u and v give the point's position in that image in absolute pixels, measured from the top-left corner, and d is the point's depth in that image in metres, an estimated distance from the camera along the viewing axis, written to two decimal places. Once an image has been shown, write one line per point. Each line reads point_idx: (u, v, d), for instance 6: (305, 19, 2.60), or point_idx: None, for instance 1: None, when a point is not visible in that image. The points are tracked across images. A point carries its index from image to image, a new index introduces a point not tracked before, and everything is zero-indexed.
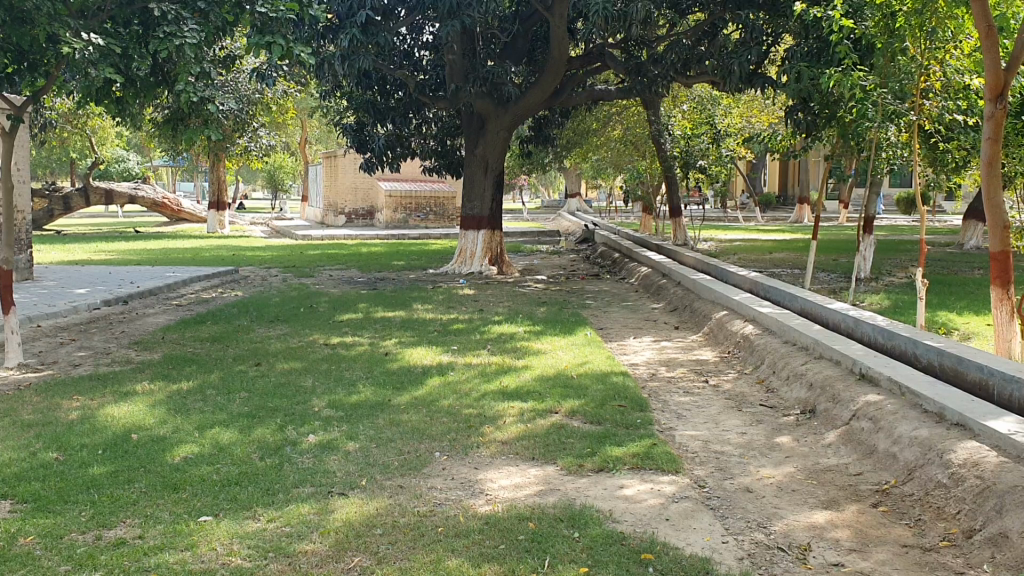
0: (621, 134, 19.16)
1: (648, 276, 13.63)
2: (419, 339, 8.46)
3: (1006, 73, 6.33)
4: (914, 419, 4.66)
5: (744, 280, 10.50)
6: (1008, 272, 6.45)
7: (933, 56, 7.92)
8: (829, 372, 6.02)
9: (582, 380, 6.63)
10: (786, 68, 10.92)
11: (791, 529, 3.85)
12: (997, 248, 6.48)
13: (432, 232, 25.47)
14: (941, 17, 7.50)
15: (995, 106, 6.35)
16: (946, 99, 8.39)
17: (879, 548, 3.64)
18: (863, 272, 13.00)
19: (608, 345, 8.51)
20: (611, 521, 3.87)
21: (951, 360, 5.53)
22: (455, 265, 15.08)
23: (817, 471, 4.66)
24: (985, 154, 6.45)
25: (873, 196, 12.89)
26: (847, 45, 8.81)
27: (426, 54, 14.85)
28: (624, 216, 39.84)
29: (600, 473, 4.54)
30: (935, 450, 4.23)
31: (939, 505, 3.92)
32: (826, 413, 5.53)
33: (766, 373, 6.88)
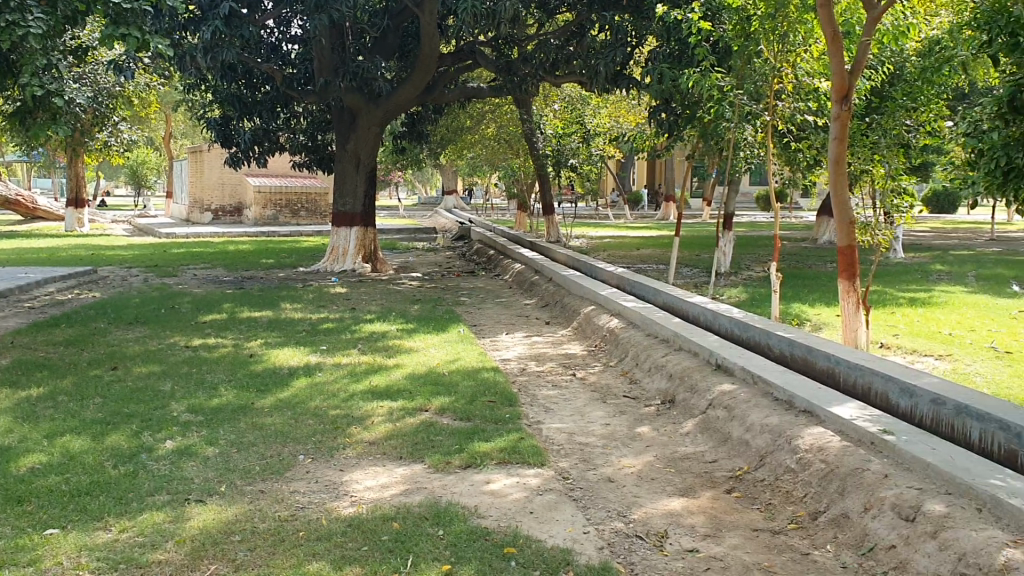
0: (494, 132, 19.18)
1: (522, 272, 13.74)
2: (286, 339, 8.30)
3: (850, 75, 6.77)
4: (764, 407, 4.86)
5: (611, 276, 10.74)
6: (854, 265, 6.94)
7: (786, 59, 8.33)
8: (687, 363, 6.22)
9: (451, 377, 6.63)
10: (648, 69, 11.15)
11: (649, 517, 3.95)
12: (844, 242, 6.96)
13: (303, 229, 25.00)
14: (792, 22, 7.95)
15: (841, 107, 6.79)
16: (798, 100, 8.81)
17: (731, 532, 3.77)
18: (723, 266, 13.68)
19: (480, 341, 8.53)
20: (476, 517, 3.89)
21: (801, 349, 5.81)
22: (327, 263, 14.84)
23: (674, 460, 4.80)
24: (831, 153, 6.87)
25: (732, 193, 13.64)
26: (706, 47, 9.18)
27: (294, 48, 14.54)
28: (498, 213, 40.12)
29: (467, 469, 4.56)
30: (784, 436, 4.41)
31: (787, 489, 4.09)
32: (684, 402, 5.71)
33: (630, 365, 7.04)
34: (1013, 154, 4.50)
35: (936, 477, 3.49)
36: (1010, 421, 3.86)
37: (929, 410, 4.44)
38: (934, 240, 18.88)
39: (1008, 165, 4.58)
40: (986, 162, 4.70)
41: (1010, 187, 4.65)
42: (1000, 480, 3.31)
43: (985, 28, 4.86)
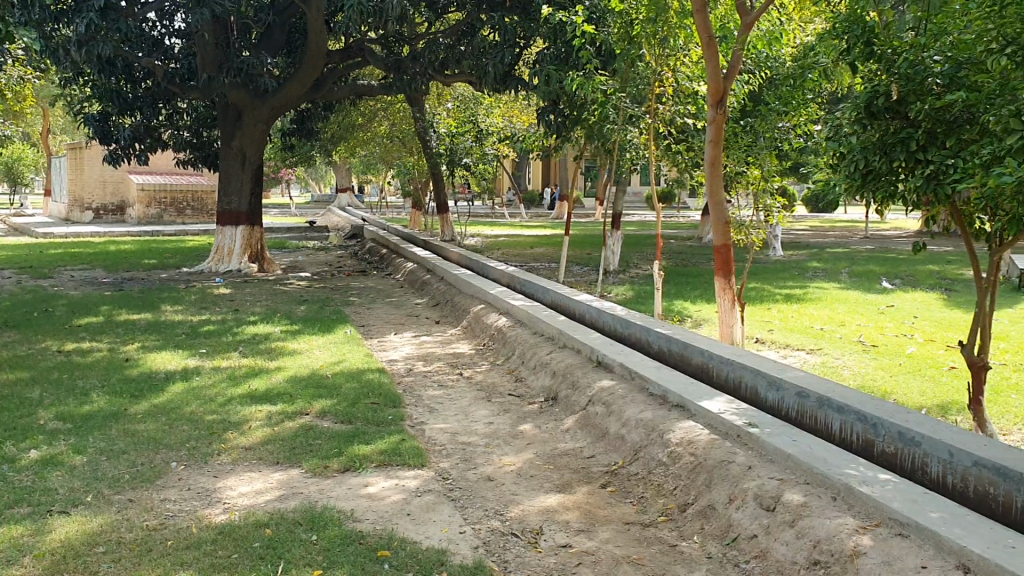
0: (387, 130, 18.94)
1: (413, 271, 13.67)
2: (165, 342, 8.06)
3: (724, 80, 6.99)
4: (640, 402, 4.98)
5: (501, 275, 10.78)
6: (729, 262, 7.16)
7: (666, 63, 8.55)
8: (569, 360, 6.32)
9: (335, 379, 6.55)
10: (536, 70, 11.22)
11: (525, 514, 3.99)
12: (720, 241, 7.18)
13: (189, 228, 24.29)
14: (672, 28, 8.17)
15: (716, 110, 7.00)
16: (677, 104, 8.98)
17: (604, 527, 3.85)
18: (611, 265, 13.93)
19: (366, 342, 8.46)
20: (351, 521, 3.86)
21: (678, 345, 5.98)
22: (211, 264, 14.43)
23: (553, 456, 4.87)
24: (707, 155, 7.07)
25: (621, 193, 13.91)
26: (590, 50, 9.35)
27: (177, 43, 14.10)
28: (393, 211, 39.81)
29: (345, 473, 4.52)
30: (656, 430, 4.53)
31: (659, 482, 4.20)
32: (566, 399, 5.79)
33: (515, 363, 7.10)
34: (869, 157, 4.65)
35: (795, 468, 3.64)
36: (867, 412, 4.05)
37: (794, 402, 4.61)
38: (812, 239, 19.61)
39: (865, 168, 4.73)
40: (844, 165, 4.83)
41: (868, 190, 4.80)
42: (854, 469, 3.47)
43: (843, 37, 5.02)
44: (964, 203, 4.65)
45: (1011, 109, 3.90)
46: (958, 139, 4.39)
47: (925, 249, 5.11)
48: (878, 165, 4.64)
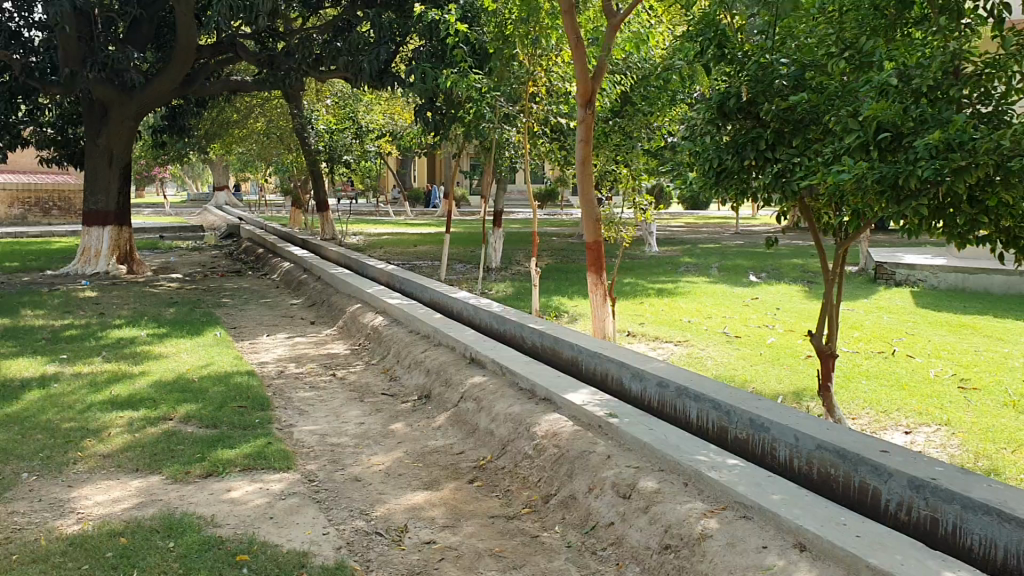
0: (264, 127, 18.23)
1: (290, 271, 13.44)
2: (22, 349, 7.70)
3: (593, 80, 7.12)
4: (509, 397, 5.04)
5: (380, 273, 10.72)
6: (601, 259, 7.31)
7: (539, 63, 8.67)
8: (443, 358, 6.34)
9: (202, 383, 6.39)
10: (411, 68, 11.20)
11: (390, 513, 4.00)
12: (591, 238, 7.32)
13: (56, 229, 23.25)
14: (544, 28, 8.25)
15: (585, 111, 7.12)
16: (551, 103, 9.17)
17: (468, 521, 3.89)
18: (492, 262, 14.02)
19: (238, 344, 8.28)
20: (211, 527, 3.78)
21: (549, 339, 6.07)
22: (77, 265, 13.82)
23: (422, 454, 4.88)
24: (578, 154, 7.19)
25: (500, 192, 14.02)
26: (464, 49, 9.38)
27: (38, 35, 13.46)
28: (274, 210, 39.01)
29: (207, 478, 4.42)
30: (523, 425, 4.60)
31: (524, 475, 4.27)
32: (438, 397, 5.82)
33: (390, 362, 7.08)
34: (723, 156, 4.80)
35: (651, 456, 3.76)
36: (721, 399, 4.21)
37: (656, 392, 4.75)
38: (686, 234, 20.18)
39: (719, 166, 4.88)
40: (699, 163, 4.97)
41: (721, 188, 4.96)
42: (705, 455, 3.60)
43: (697, 40, 5.17)
44: (811, 200, 4.85)
45: (850, 110, 4.11)
46: (804, 138, 4.58)
47: (776, 244, 5.29)
48: (731, 164, 4.80)
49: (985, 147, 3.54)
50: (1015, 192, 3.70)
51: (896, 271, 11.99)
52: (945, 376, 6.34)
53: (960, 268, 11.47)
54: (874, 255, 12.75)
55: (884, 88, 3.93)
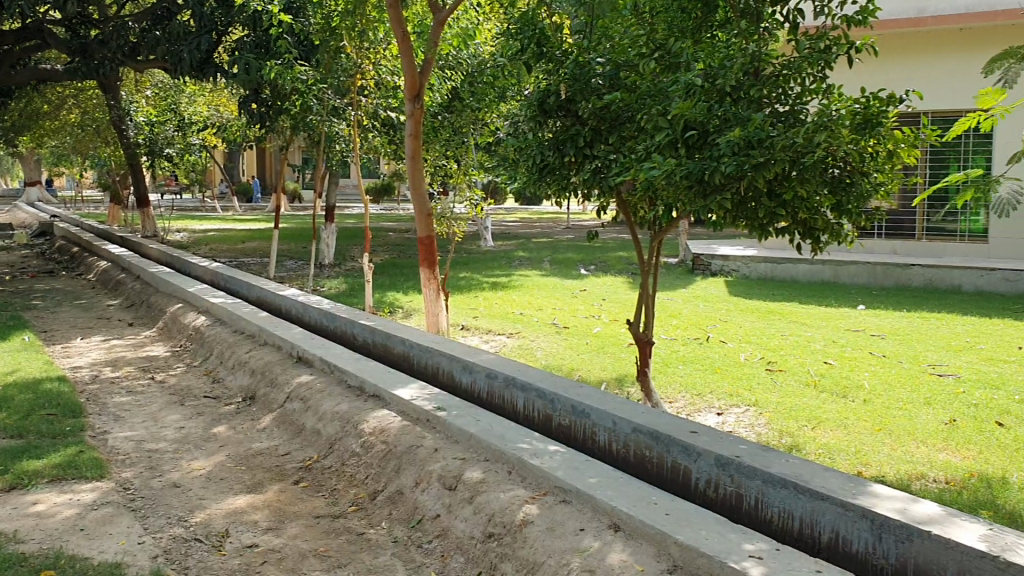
0: (77, 119, 17.31)
1: (107, 270, 12.76)
2: None
3: (421, 75, 7.12)
4: (336, 395, 4.98)
5: (204, 271, 10.34)
6: (433, 253, 7.33)
7: (366, 55, 8.64)
8: (269, 357, 6.19)
9: (6, 392, 5.98)
10: (235, 59, 10.85)
11: (211, 518, 3.88)
12: (423, 233, 7.33)
13: None
14: (371, 21, 8.20)
15: (414, 105, 7.12)
16: (379, 96, 9.15)
17: (292, 522, 3.83)
18: (325, 258, 13.79)
19: (48, 349, 7.80)
20: (12, 543, 3.55)
21: (380, 335, 6.04)
22: None
23: (246, 457, 4.76)
24: (407, 148, 7.17)
25: (331, 187, 13.81)
26: (289, 41, 9.18)
27: None
28: (91, 206, 36.88)
29: (10, 492, 4.15)
30: (350, 422, 4.56)
31: (351, 473, 4.24)
32: (264, 398, 5.68)
33: (214, 364, 6.85)
34: (545, 153, 4.91)
35: (476, 447, 3.81)
36: (545, 388, 4.31)
37: (484, 384, 4.81)
38: (519, 229, 20.50)
39: (542, 162, 4.99)
40: (522, 160, 5.06)
41: (544, 184, 5.07)
42: (528, 443, 3.68)
43: (517, 39, 5.26)
44: (629, 195, 5.03)
45: (660, 109, 4.29)
46: (621, 135, 4.74)
47: (595, 237, 5.46)
48: (553, 160, 4.91)
49: (781, 144, 3.79)
50: (808, 185, 3.97)
51: (713, 262, 12.63)
52: (755, 359, 6.73)
53: (770, 258, 12.18)
54: (693, 247, 13.37)
55: (691, 87, 4.12)
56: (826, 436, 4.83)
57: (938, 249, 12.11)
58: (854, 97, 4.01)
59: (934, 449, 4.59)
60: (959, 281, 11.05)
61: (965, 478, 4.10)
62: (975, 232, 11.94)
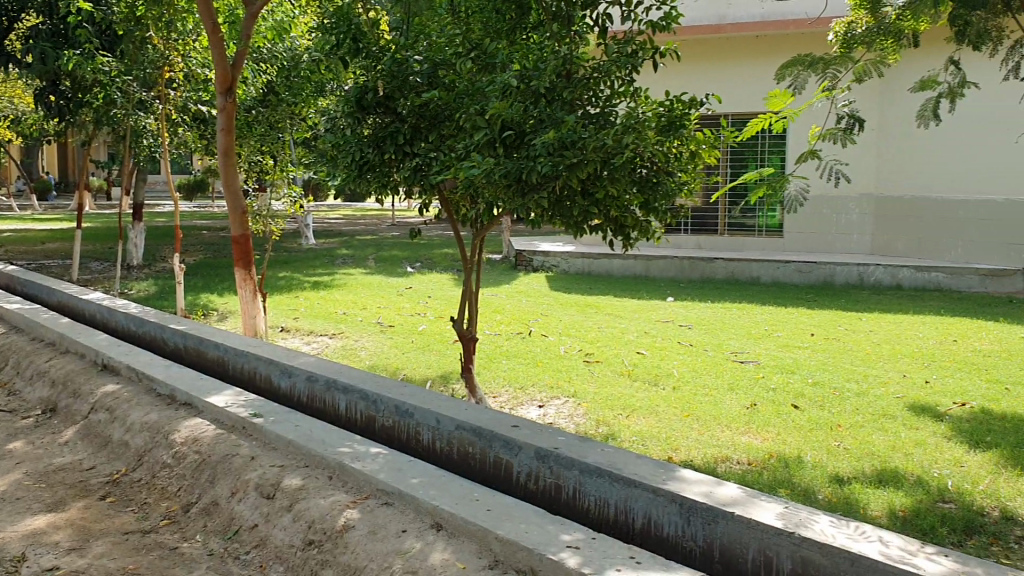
0: None
1: None
2: None
3: (232, 68, 6.86)
4: (145, 404, 4.75)
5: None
6: (249, 253, 7.10)
7: (175, 46, 8.27)
8: (72, 366, 5.82)
9: None
10: (28, 47, 10.11)
11: (5, 542, 3.61)
12: (238, 231, 7.09)
13: None
14: (179, 12, 7.85)
15: (225, 98, 6.85)
16: (189, 90, 8.79)
17: (98, 541, 3.62)
18: (134, 259, 13.10)
19: None
20: None
21: (194, 340, 5.79)
22: None
23: (46, 473, 4.46)
24: (220, 143, 6.91)
25: (139, 184, 13.13)
26: (88, 30, 8.66)
27: None
28: None
29: None
30: (161, 433, 4.35)
31: (163, 485, 4.05)
32: (65, 410, 5.33)
33: (9, 374, 6.37)
34: (364, 150, 4.83)
35: (295, 453, 3.72)
36: (368, 390, 4.26)
37: (305, 387, 4.70)
38: (341, 227, 20.19)
39: (361, 160, 4.90)
40: (340, 157, 4.95)
41: (364, 182, 4.97)
42: (349, 446, 3.63)
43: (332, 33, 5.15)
44: (449, 192, 5.03)
45: (478, 107, 4.31)
46: (440, 133, 4.74)
47: (416, 236, 5.39)
48: (371, 157, 4.84)
49: (593, 145, 3.93)
50: (619, 184, 4.10)
51: (534, 258, 12.88)
52: (574, 352, 6.91)
53: (588, 253, 12.56)
54: (514, 243, 13.58)
55: (506, 87, 4.18)
56: (640, 424, 5.02)
57: (739, 243, 12.88)
58: (658, 100, 4.27)
59: (737, 432, 4.86)
60: (758, 274, 11.72)
61: (765, 458, 4.36)
62: (773, 226, 12.70)
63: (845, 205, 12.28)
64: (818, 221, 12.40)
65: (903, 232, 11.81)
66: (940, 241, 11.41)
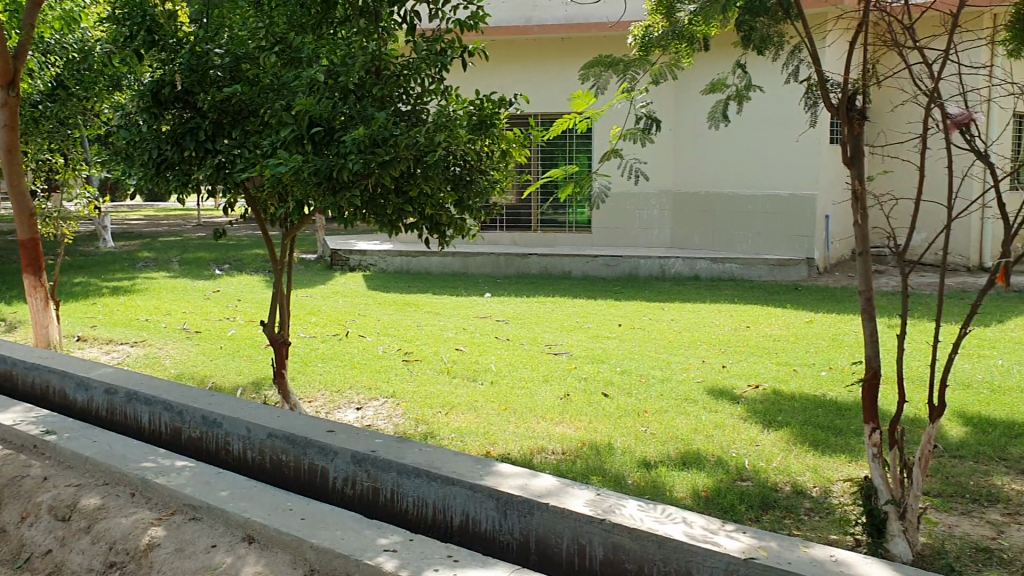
0: None
1: None
2: None
3: (15, 60, 6.32)
4: None
5: None
6: (38, 259, 6.71)
7: None
8: None
9: None
10: None
11: None
12: (25, 236, 6.67)
13: None
14: None
15: (8, 93, 6.31)
16: None
17: None
18: None
19: None
20: None
21: None
22: None
23: None
24: (2, 141, 6.39)
25: None
26: None
27: None
28: None
29: None
30: None
31: None
32: None
33: None
34: (162, 148, 4.57)
35: (93, 471, 3.49)
36: (173, 400, 4.05)
37: (103, 399, 4.42)
38: (142, 229, 19.18)
39: (159, 158, 4.63)
40: (136, 154, 4.65)
41: (163, 181, 4.68)
42: (152, 461, 3.43)
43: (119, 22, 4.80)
44: (256, 190, 4.86)
45: (283, 104, 4.18)
46: (244, 130, 4.56)
47: (221, 235, 5.09)
48: (171, 155, 4.59)
49: (404, 143, 3.89)
50: (431, 182, 4.08)
51: (350, 257, 12.69)
52: (391, 351, 6.86)
53: (404, 252, 12.53)
54: (329, 243, 13.34)
55: (312, 83, 4.09)
56: (457, 420, 5.04)
57: (551, 239, 13.19)
58: (468, 100, 4.33)
59: (552, 423, 4.96)
60: (570, 268, 12.03)
61: (578, 447, 4.48)
62: (581, 223, 13.10)
63: (646, 202, 12.80)
64: (622, 217, 12.86)
65: (698, 225, 12.48)
66: (732, 234, 12.17)
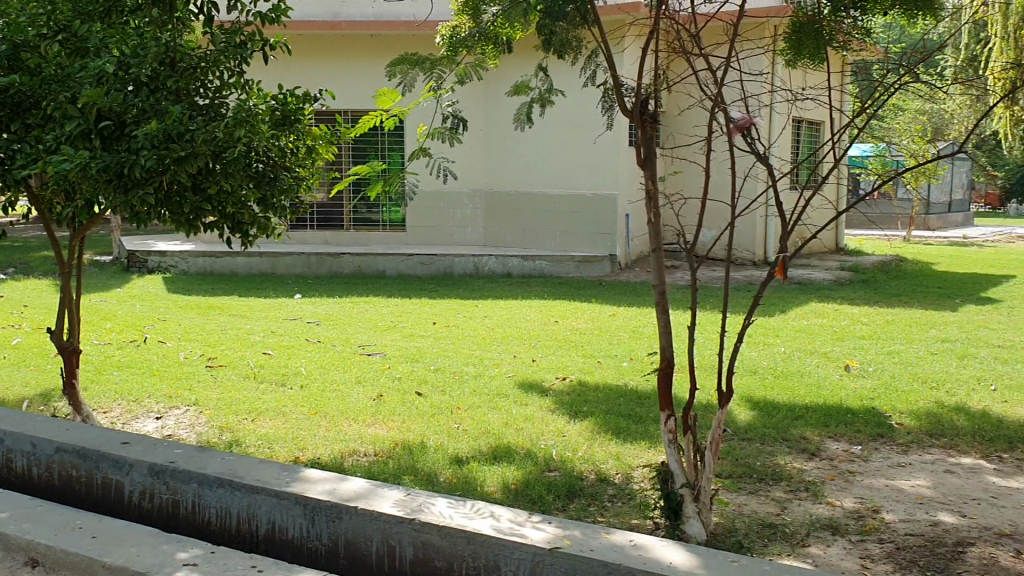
0: None
1: None
2: None
3: None
4: None
5: None
6: None
7: None
8: None
9: None
10: None
11: None
12: None
13: None
14: None
15: None
16: None
17: None
18: None
19: None
20: None
21: None
22: None
23: None
24: None
25: None
26: None
27: None
28: None
29: None
30: None
31: None
32: None
33: None
34: None
35: None
36: None
37: None
38: None
39: None
40: None
41: None
42: None
43: None
44: (39, 189, 4.53)
45: (68, 95, 3.93)
46: (24, 123, 4.18)
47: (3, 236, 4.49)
48: None
49: (201, 139, 3.73)
50: (232, 180, 3.93)
51: (149, 258, 12.04)
52: (194, 357, 6.57)
53: (208, 252, 12.05)
54: (126, 243, 12.62)
55: (100, 74, 3.87)
56: (265, 426, 4.90)
57: (366, 238, 13.00)
58: (271, 94, 4.25)
59: (363, 425, 4.91)
60: (383, 267, 11.94)
61: (389, 448, 4.45)
62: (395, 221, 12.99)
63: (459, 199, 12.84)
64: (435, 217, 12.85)
65: (508, 225, 12.71)
66: (540, 233, 12.47)
